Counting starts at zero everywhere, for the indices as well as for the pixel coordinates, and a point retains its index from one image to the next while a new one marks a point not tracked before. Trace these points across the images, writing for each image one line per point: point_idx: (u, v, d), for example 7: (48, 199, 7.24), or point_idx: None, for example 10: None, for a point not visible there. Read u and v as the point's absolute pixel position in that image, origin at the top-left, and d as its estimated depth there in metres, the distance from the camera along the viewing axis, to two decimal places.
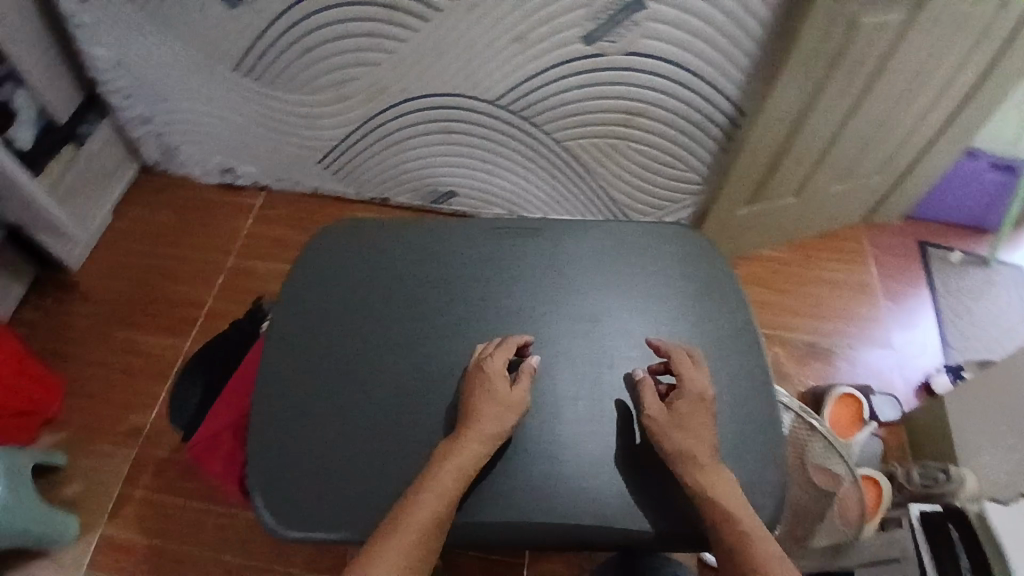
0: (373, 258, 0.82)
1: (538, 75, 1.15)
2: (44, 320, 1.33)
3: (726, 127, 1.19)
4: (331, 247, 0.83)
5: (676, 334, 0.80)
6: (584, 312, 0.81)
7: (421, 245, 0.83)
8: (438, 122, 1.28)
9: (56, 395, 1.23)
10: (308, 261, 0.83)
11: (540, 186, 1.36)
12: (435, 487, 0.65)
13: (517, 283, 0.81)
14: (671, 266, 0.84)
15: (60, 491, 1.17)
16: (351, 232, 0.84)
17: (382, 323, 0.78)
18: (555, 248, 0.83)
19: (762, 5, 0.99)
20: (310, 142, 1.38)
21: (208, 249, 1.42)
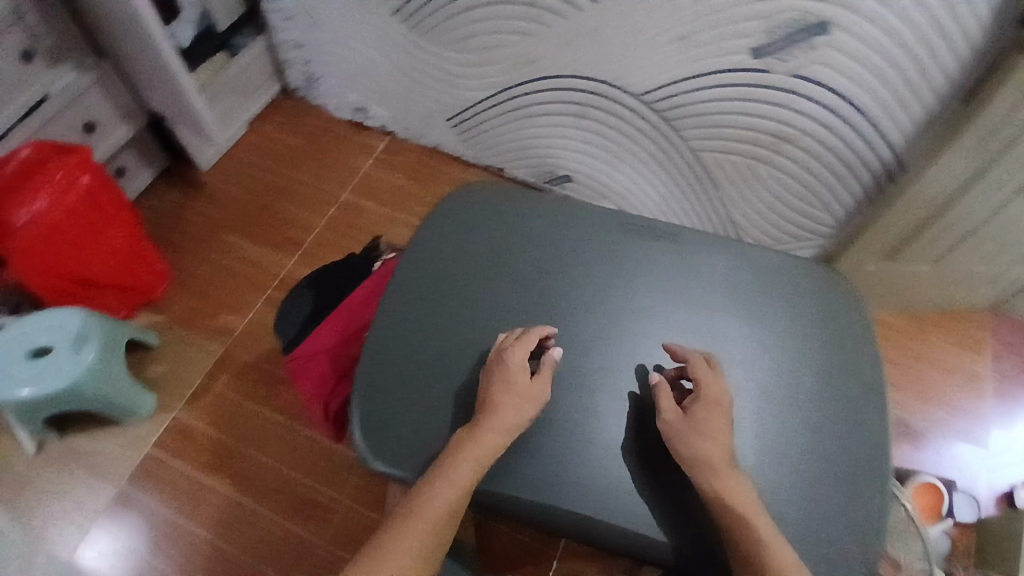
0: (506, 224, 0.81)
1: (691, 79, 1.11)
2: (166, 208, 1.40)
3: (879, 172, 1.12)
4: (468, 204, 0.83)
5: (799, 375, 0.74)
6: (706, 327, 0.76)
7: (556, 221, 0.81)
8: (575, 105, 1.27)
9: (160, 279, 1.30)
10: (442, 212, 0.83)
11: (660, 189, 1.33)
12: (450, 477, 0.64)
13: (642, 282, 0.78)
14: (813, 303, 0.77)
15: (147, 368, 1.24)
16: (491, 192, 0.84)
17: (504, 289, 0.78)
18: (691, 255, 0.79)
19: (958, 57, 0.90)
20: (445, 98, 1.38)
21: (326, 178, 1.47)
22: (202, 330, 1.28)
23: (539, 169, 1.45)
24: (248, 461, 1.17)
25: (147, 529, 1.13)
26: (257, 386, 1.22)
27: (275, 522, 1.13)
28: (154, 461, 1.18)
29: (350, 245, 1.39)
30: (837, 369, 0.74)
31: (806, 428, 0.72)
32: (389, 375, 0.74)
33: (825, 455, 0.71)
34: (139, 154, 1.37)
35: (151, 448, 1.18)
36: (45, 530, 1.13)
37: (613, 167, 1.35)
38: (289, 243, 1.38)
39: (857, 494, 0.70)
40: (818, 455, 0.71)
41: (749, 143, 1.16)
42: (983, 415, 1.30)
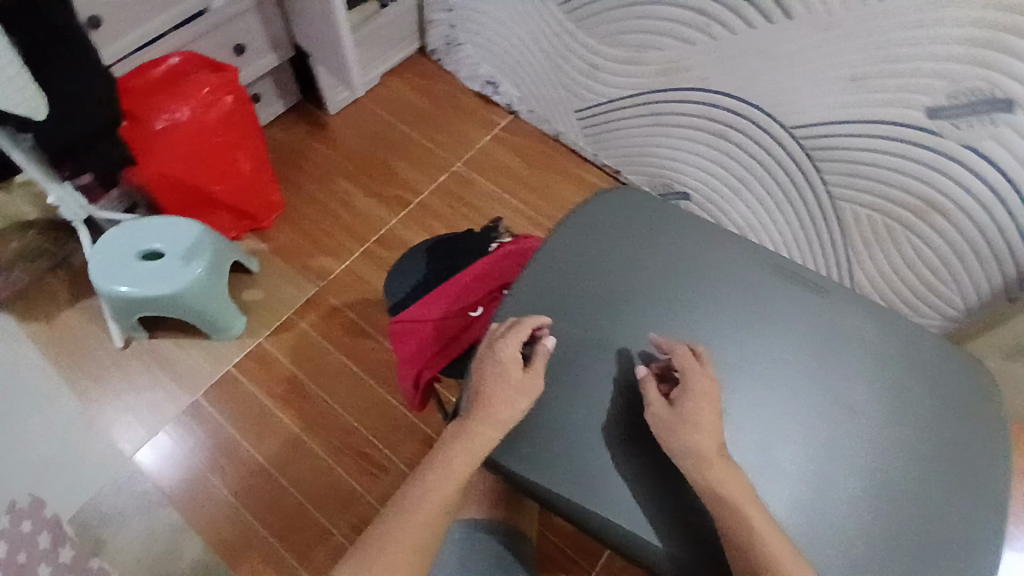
0: (646, 237, 0.79)
1: (851, 122, 1.05)
2: (288, 141, 1.43)
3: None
4: (609, 207, 0.81)
5: (927, 467, 0.69)
6: (838, 394, 0.72)
7: (700, 247, 0.78)
8: (717, 124, 1.21)
9: (272, 209, 1.33)
10: (582, 211, 0.80)
11: (783, 229, 1.25)
12: (444, 472, 0.64)
13: (779, 330, 0.74)
14: (948, 395, 0.73)
15: (243, 291, 1.27)
16: (633, 201, 0.81)
17: (634, 303, 0.75)
18: (836, 314, 0.75)
19: None
20: (581, 89, 1.36)
21: (443, 145, 1.47)
22: (300, 266, 1.30)
23: (656, 180, 1.39)
24: (317, 404, 1.17)
25: (208, 447, 1.13)
26: (343, 331, 1.24)
27: (331, 471, 1.12)
28: (230, 381, 1.18)
29: (454, 215, 1.38)
30: (964, 466, 0.70)
31: (925, 524, 0.67)
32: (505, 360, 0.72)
33: (939, 554, 0.66)
34: (278, 83, 1.41)
35: (230, 367, 1.19)
36: (113, 423, 1.14)
37: (738, 194, 1.28)
38: (395, 201, 1.39)
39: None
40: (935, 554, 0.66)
41: (894, 203, 1.09)
42: None
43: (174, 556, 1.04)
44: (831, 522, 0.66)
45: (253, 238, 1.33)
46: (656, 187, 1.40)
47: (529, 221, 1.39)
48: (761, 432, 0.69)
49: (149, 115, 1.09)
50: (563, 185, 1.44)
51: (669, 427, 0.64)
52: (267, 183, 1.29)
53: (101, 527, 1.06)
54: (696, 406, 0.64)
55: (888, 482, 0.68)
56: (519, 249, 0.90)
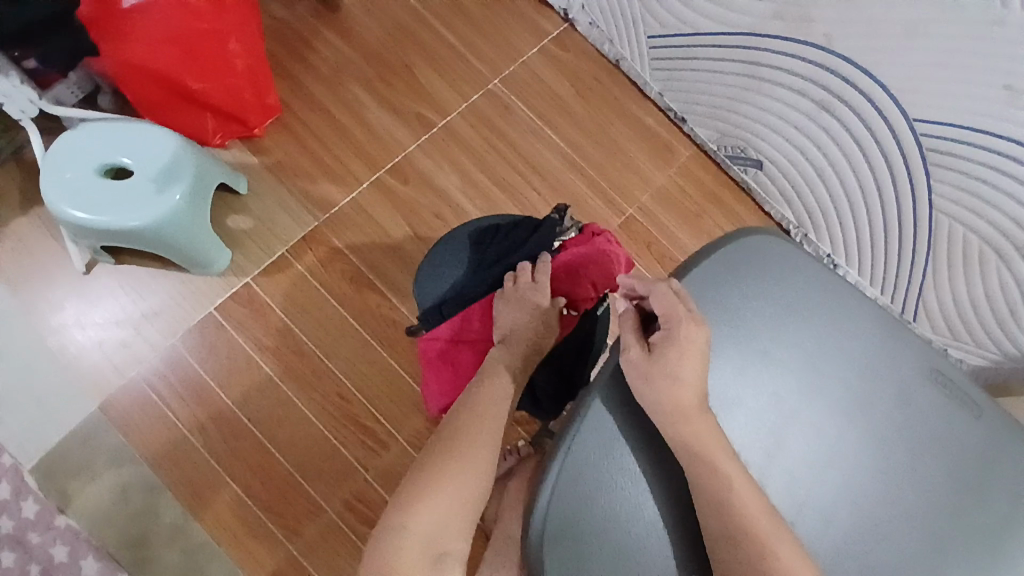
0: (795, 311, 0.58)
1: (986, 134, 0.84)
2: (290, 21, 1.15)
3: None
4: (747, 263, 0.59)
5: None
6: (962, 546, 0.57)
7: (862, 340, 0.59)
8: (825, 92, 0.97)
9: (267, 116, 1.09)
10: (711, 261, 0.59)
11: (860, 228, 1.07)
12: (476, 409, 0.63)
13: (924, 459, 0.58)
14: None
15: (228, 218, 1.06)
16: (782, 254, 0.60)
17: (772, 410, 0.57)
18: (993, 447, 0.59)
19: None
20: (659, 12, 1.09)
21: (480, 53, 1.19)
22: (298, 191, 1.09)
23: (727, 139, 1.18)
24: (312, 363, 1.02)
25: (182, 397, 0.99)
26: (346, 281, 1.06)
27: (321, 437, 1.00)
28: (212, 326, 1.02)
29: (485, 147, 1.15)
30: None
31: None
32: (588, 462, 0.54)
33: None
34: None
35: (213, 310, 1.03)
36: (76, 361, 0.99)
37: (819, 178, 1.07)
38: (416, 119, 1.14)
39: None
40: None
41: (997, 231, 0.90)
42: None
43: (148, 518, 0.95)
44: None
45: (243, 147, 1.10)
46: (725, 145, 1.19)
47: (570, 167, 1.18)
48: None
49: None
50: (618, 127, 1.21)
51: (710, 424, 0.53)
52: (261, 84, 1.04)
53: (67, 477, 0.95)
54: (701, 446, 0.52)
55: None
56: (584, 250, 0.76)
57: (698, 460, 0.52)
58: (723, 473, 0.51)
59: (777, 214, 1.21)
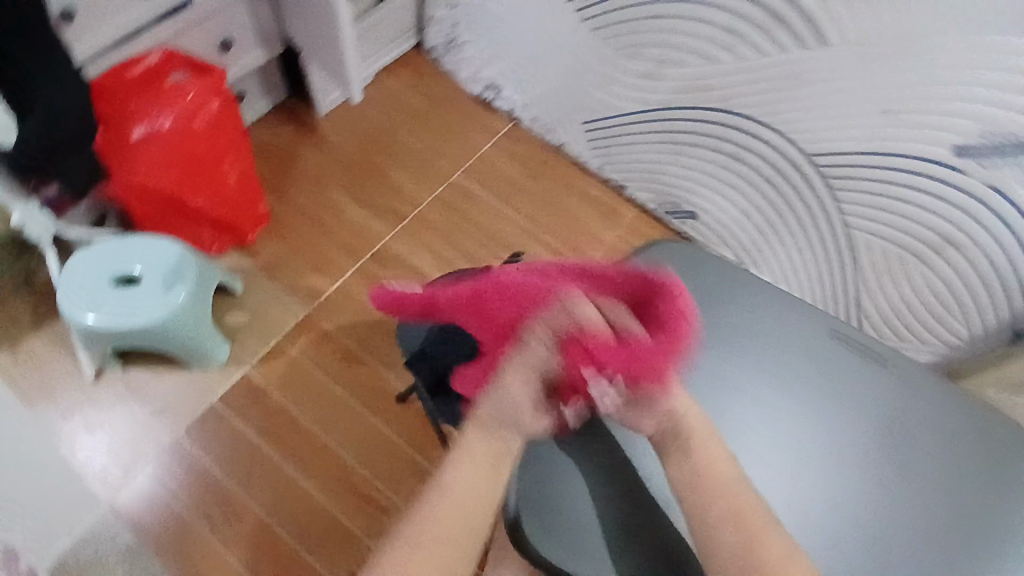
0: (704, 295, 0.76)
1: (871, 156, 1.02)
2: (274, 144, 1.33)
3: None
4: (655, 267, 0.77)
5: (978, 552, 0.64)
6: (891, 457, 0.68)
7: (758, 309, 0.75)
8: (733, 146, 1.17)
9: (258, 225, 1.23)
10: (626, 271, 0.76)
11: (789, 255, 1.20)
12: (454, 492, 0.57)
13: (833, 399, 0.71)
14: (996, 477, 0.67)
15: (226, 315, 1.17)
16: (679, 257, 0.77)
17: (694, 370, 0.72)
18: (896, 387, 0.71)
19: None
20: (591, 99, 1.30)
21: (443, 153, 1.37)
22: (289, 285, 1.20)
23: (663, 197, 1.34)
24: (309, 440, 1.08)
25: (190, 487, 1.03)
26: (337, 360, 1.15)
27: (322, 507, 1.03)
28: (215, 415, 1.09)
29: (454, 229, 1.29)
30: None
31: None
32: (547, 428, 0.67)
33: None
34: (262, 79, 1.30)
35: (213, 400, 1.10)
36: (88, 463, 1.04)
37: (747, 218, 1.23)
38: (389, 212, 1.29)
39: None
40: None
41: (909, 237, 1.05)
42: None
43: None
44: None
45: (238, 253, 1.22)
46: (662, 204, 1.35)
47: (531, 238, 1.32)
48: (822, 518, 0.66)
49: (128, 124, 1.01)
50: (566, 197, 1.38)
51: None
52: (256, 198, 1.19)
53: None
54: None
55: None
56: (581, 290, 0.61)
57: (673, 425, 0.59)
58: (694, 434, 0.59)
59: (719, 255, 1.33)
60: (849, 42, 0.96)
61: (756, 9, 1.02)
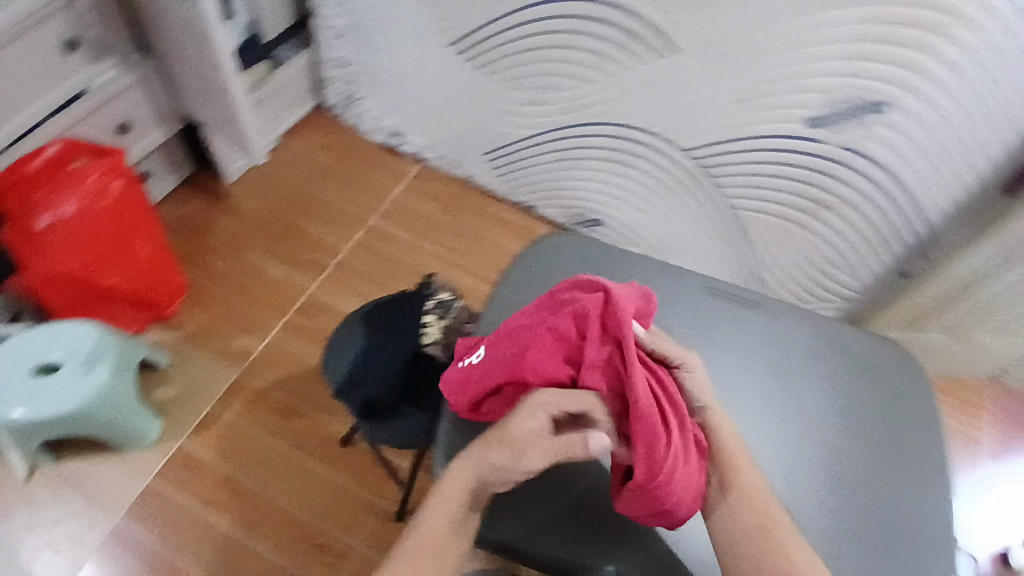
0: (598, 278, 0.82)
1: (740, 142, 1.17)
2: (186, 217, 1.34)
3: (921, 241, 1.16)
4: (550, 259, 0.83)
5: (867, 457, 0.72)
6: (782, 397, 0.76)
7: (646, 282, 0.82)
8: (619, 153, 1.30)
9: (176, 297, 1.23)
10: (519, 264, 0.82)
11: (690, 242, 1.37)
12: (444, 502, 0.59)
13: (724, 351, 0.78)
14: (872, 390, 0.77)
15: (154, 391, 1.17)
16: (570, 250, 0.84)
17: None
18: (775, 331, 0.80)
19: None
20: (486, 131, 1.38)
21: (357, 201, 1.42)
22: (216, 351, 1.20)
23: (571, 211, 1.46)
24: (256, 501, 1.07)
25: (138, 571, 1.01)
26: (275, 416, 1.15)
27: (280, 562, 1.03)
28: (155, 494, 1.07)
29: (378, 272, 1.33)
30: (934, 450, 0.74)
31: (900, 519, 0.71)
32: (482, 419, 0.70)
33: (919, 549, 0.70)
34: (165, 157, 1.32)
35: (151, 479, 1.08)
36: (32, 565, 1.01)
37: (651, 217, 1.37)
38: (310, 264, 1.32)
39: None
40: (925, 552, 0.68)
41: (785, 206, 1.22)
42: (980, 472, 1.45)
43: None
44: (827, 518, 0.69)
45: (160, 329, 1.22)
46: (571, 216, 1.47)
47: (454, 267, 1.37)
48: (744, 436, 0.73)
49: (32, 215, 0.99)
50: (478, 223, 1.45)
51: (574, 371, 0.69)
52: (170, 271, 1.20)
53: None
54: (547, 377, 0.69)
55: (863, 482, 0.71)
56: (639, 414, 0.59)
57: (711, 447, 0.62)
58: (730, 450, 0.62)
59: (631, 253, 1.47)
60: (697, 46, 1.08)
61: (614, 30, 1.13)
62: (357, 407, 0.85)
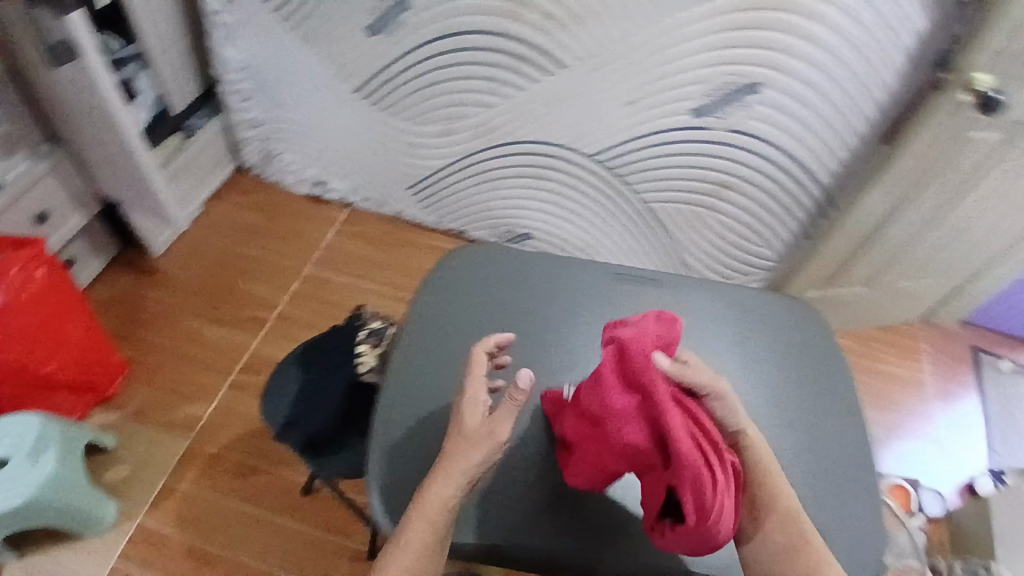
0: (514, 280, 0.87)
1: (637, 140, 1.26)
2: (117, 295, 1.35)
3: (819, 200, 1.27)
4: (467, 270, 0.87)
5: (767, 407, 0.81)
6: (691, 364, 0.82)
7: (554, 277, 0.87)
8: (534, 167, 1.37)
9: (116, 376, 1.23)
10: (434, 280, 0.86)
11: (613, 240, 1.45)
12: (428, 506, 0.63)
13: None
14: (771, 345, 0.85)
15: (105, 473, 1.16)
16: (483, 257, 0.88)
17: (518, 343, 0.82)
18: (679, 305, 0.87)
19: (881, 91, 1.09)
20: (403, 167, 1.44)
21: (289, 252, 1.45)
22: (164, 423, 1.21)
23: (500, 229, 1.52)
24: (225, 563, 1.08)
25: None
26: (232, 477, 1.16)
27: None
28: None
29: (319, 319, 1.36)
30: (831, 387, 0.83)
31: (812, 450, 0.79)
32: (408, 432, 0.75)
33: (835, 476, 0.77)
34: (88, 241, 1.33)
35: (113, 562, 1.07)
36: None
37: (572, 224, 1.45)
38: (250, 322, 1.33)
39: (869, 503, 0.76)
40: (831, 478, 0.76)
41: (690, 192, 1.31)
42: (934, 415, 1.47)
43: None
44: None
45: (103, 412, 1.22)
46: (501, 234, 1.53)
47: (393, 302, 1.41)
48: None
49: None
50: (411, 254, 1.49)
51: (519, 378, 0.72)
52: (107, 351, 1.20)
53: None
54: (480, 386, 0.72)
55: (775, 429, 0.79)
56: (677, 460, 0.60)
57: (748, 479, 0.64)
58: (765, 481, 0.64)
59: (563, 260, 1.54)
60: (580, 60, 1.16)
61: (502, 56, 1.20)
62: (304, 443, 0.88)
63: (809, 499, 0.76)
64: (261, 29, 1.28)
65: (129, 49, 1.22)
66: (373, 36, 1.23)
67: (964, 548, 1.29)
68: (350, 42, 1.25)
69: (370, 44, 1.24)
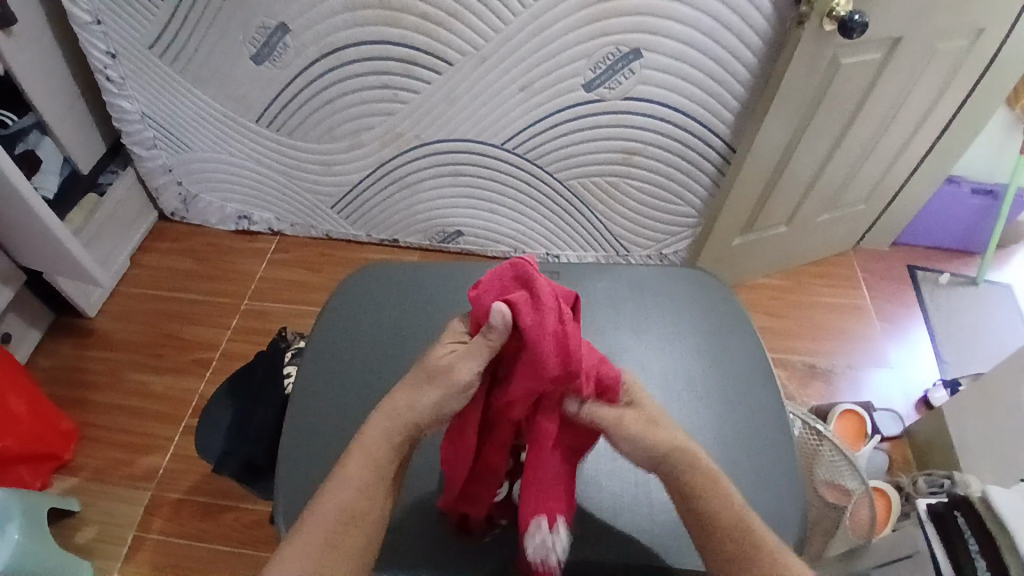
0: (411, 284, 0.88)
1: (539, 122, 1.27)
2: (60, 361, 1.36)
3: (722, 150, 1.30)
4: (366, 282, 0.88)
5: (672, 364, 0.83)
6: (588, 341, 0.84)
7: (451, 275, 0.88)
8: (449, 166, 1.37)
9: (70, 441, 1.23)
10: (335, 300, 0.86)
11: (539, 224, 1.47)
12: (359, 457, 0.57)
13: None
14: (672, 306, 0.88)
15: (71, 539, 1.15)
16: (379, 268, 0.89)
17: (424, 345, 0.83)
18: (578, 286, 0.88)
19: (754, 34, 1.12)
20: (321, 187, 1.45)
21: (223, 290, 1.47)
22: (123, 478, 1.21)
23: (430, 232, 1.53)
24: None
25: None
26: (197, 519, 1.17)
27: None
28: None
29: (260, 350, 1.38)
30: (732, 334, 0.86)
31: (721, 396, 0.80)
32: (304, 457, 0.74)
33: (749, 419, 0.79)
34: (21, 313, 1.34)
35: None
36: None
37: (496, 217, 1.47)
38: (195, 365, 1.35)
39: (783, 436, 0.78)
40: (740, 417, 0.79)
41: (600, 165, 1.33)
42: (879, 338, 1.49)
43: None
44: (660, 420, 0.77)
45: (64, 478, 1.22)
46: (433, 237, 1.54)
47: None
48: None
49: None
50: (344, 271, 1.52)
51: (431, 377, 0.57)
52: (52, 418, 1.20)
53: None
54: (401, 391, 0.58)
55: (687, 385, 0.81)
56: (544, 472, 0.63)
57: (695, 476, 0.59)
58: (702, 472, 0.59)
59: (496, 252, 1.55)
60: (466, 54, 1.17)
61: (394, 62, 1.20)
62: (237, 474, 0.89)
63: (726, 447, 0.76)
64: (150, 77, 1.30)
65: (28, 119, 1.24)
66: (260, 65, 1.24)
67: (926, 460, 1.29)
68: (240, 74, 1.26)
69: (260, 72, 1.25)
